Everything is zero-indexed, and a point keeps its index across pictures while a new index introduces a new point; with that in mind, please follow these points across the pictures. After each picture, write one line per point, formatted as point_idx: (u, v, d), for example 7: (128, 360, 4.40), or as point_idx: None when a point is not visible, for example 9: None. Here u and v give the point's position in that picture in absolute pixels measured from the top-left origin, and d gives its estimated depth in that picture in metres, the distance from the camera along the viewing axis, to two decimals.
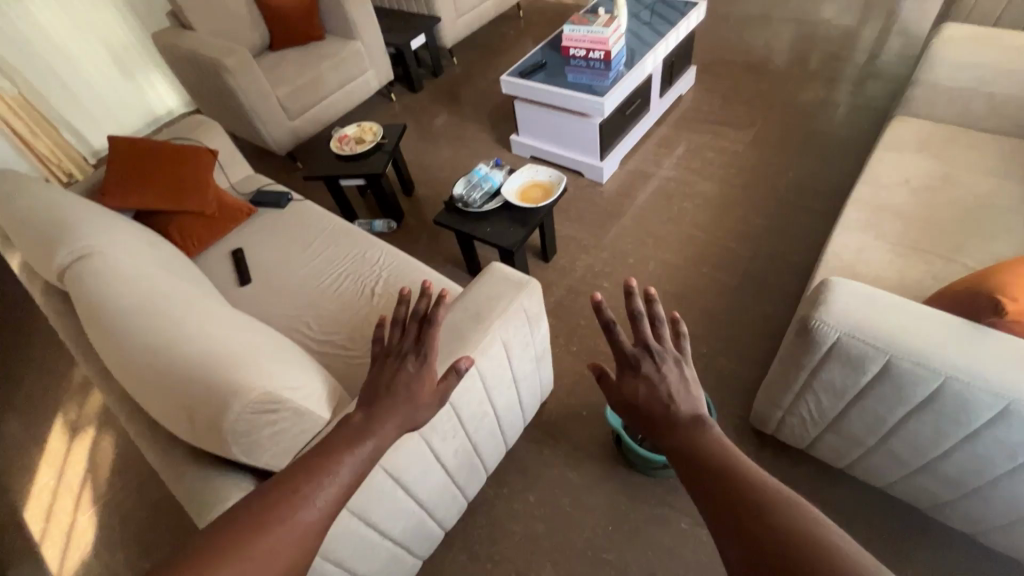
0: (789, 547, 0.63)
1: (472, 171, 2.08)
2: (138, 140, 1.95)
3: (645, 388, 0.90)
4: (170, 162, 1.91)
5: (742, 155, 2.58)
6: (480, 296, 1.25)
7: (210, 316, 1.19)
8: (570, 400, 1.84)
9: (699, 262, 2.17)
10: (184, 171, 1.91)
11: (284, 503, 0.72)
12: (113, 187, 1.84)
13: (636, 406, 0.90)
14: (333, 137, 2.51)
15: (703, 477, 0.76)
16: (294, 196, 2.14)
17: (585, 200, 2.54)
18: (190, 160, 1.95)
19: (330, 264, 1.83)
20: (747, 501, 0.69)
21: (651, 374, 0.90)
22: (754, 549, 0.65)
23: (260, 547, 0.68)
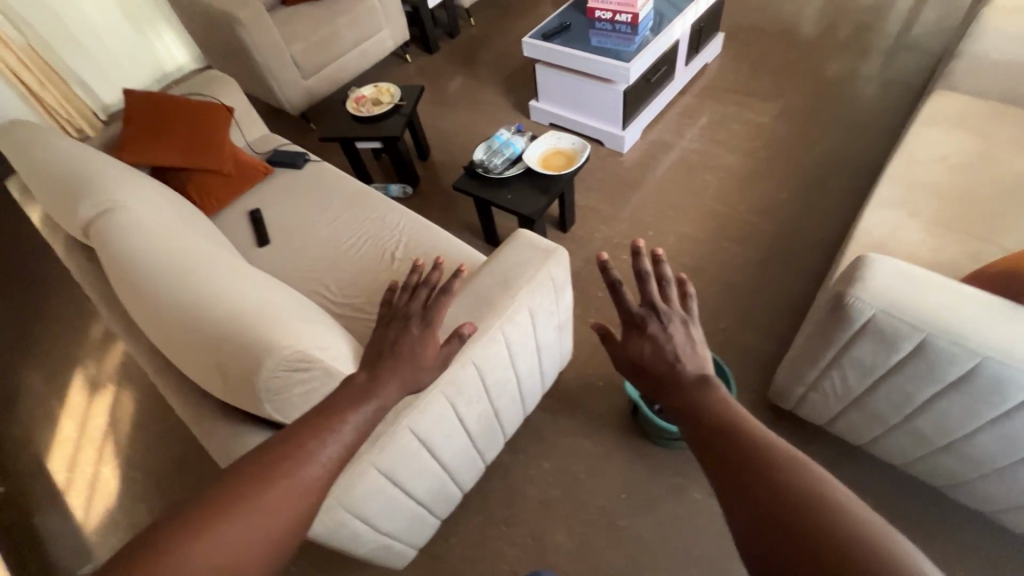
0: (791, 504, 0.62)
1: (494, 136, 2.04)
2: (154, 96, 1.91)
3: (649, 346, 0.90)
4: (186, 119, 1.88)
5: (768, 127, 2.51)
6: (506, 262, 1.23)
7: (237, 274, 1.18)
8: (586, 370, 1.85)
9: (721, 237, 2.14)
10: (200, 128, 1.88)
11: (290, 455, 0.72)
12: (130, 143, 1.82)
13: (642, 366, 0.89)
14: (350, 98, 2.45)
15: (707, 435, 0.75)
16: (311, 156, 2.10)
17: (604, 170, 2.49)
18: (205, 118, 1.91)
19: (349, 227, 1.81)
20: (750, 460, 0.68)
21: (656, 333, 0.90)
22: (753, 503, 0.64)
23: (264, 500, 0.69)
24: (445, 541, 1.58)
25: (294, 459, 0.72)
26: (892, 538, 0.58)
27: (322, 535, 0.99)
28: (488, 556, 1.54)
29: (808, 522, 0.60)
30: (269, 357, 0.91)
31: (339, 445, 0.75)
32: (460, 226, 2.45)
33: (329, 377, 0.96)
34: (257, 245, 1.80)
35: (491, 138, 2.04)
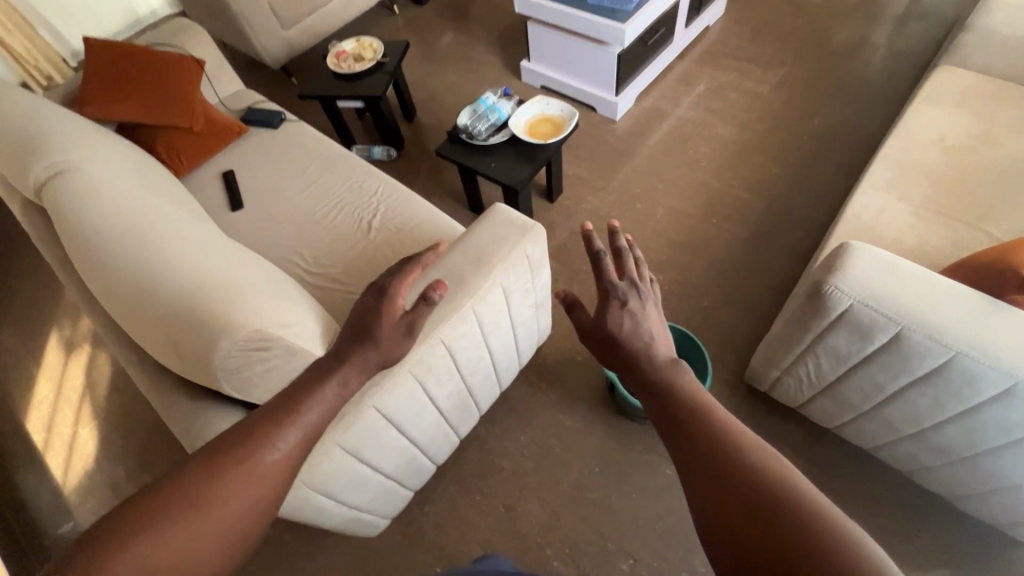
0: (778, 505, 0.58)
1: (478, 101, 1.95)
2: (117, 45, 1.80)
3: (624, 323, 0.87)
4: (150, 73, 1.77)
5: (767, 97, 2.42)
6: (481, 238, 1.19)
7: (198, 244, 1.14)
8: (566, 346, 1.84)
9: (711, 211, 2.09)
10: (167, 83, 1.78)
11: (244, 442, 0.66)
12: (93, 96, 1.71)
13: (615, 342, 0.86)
14: (330, 52, 2.33)
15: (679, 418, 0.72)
16: (289, 114, 2.01)
17: (596, 138, 2.41)
18: (172, 71, 1.80)
19: (325, 192, 1.74)
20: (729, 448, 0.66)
21: (632, 309, 0.87)
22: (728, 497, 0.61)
23: (217, 492, 0.63)
24: (419, 509, 1.61)
25: (252, 447, 0.66)
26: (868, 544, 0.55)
27: (285, 512, 0.99)
28: (462, 525, 1.57)
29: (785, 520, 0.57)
30: (228, 339, 0.89)
31: (301, 432, 0.70)
32: (446, 194, 2.38)
33: (290, 356, 0.94)
34: (229, 209, 1.74)
35: (476, 103, 1.95)
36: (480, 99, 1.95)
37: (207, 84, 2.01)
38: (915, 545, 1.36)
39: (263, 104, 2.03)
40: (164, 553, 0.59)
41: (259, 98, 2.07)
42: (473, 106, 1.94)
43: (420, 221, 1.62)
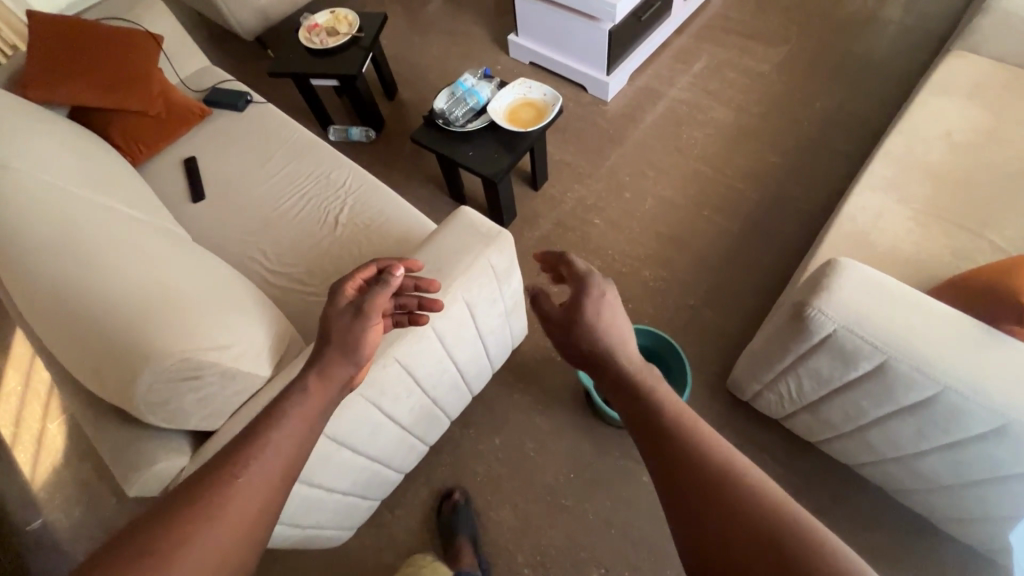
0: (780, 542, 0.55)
1: (456, 83, 1.82)
2: (63, 18, 1.66)
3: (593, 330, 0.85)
4: (98, 50, 1.64)
5: (768, 77, 2.27)
6: (443, 244, 1.11)
7: (131, 249, 1.05)
8: (545, 345, 1.77)
9: (702, 202, 1.98)
10: (116, 60, 1.65)
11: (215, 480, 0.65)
12: (37, 75, 1.59)
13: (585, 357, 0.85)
14: (302, 25, 2.17)
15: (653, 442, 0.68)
16: (254, 94, 1.89)
17: (585, 121, 2.28)
18: (122, 48, 1.67)
19: (290, 183, 1.64)
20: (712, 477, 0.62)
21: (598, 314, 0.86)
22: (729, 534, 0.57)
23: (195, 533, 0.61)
24: (390, 513, 1.57)
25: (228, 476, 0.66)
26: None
27: None
28: (432, 529, 1.54)
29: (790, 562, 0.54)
30: (151, 373, 0.83)
31: (270, 454, 0.69)
32: (424, 173, 2.25)
33: (224, 381, 0.91)
34: (189, 201, 1.65)
35: (453, 85, 1.82)
36: (459, 81, 1.83)
37: (166, 61, 1.88)
38: (892, 562, 1.32)
39: (226, 82, 1.91)
40: None
41: (225, 76, 1.95)
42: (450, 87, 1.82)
43: (388, 217, 1.52)
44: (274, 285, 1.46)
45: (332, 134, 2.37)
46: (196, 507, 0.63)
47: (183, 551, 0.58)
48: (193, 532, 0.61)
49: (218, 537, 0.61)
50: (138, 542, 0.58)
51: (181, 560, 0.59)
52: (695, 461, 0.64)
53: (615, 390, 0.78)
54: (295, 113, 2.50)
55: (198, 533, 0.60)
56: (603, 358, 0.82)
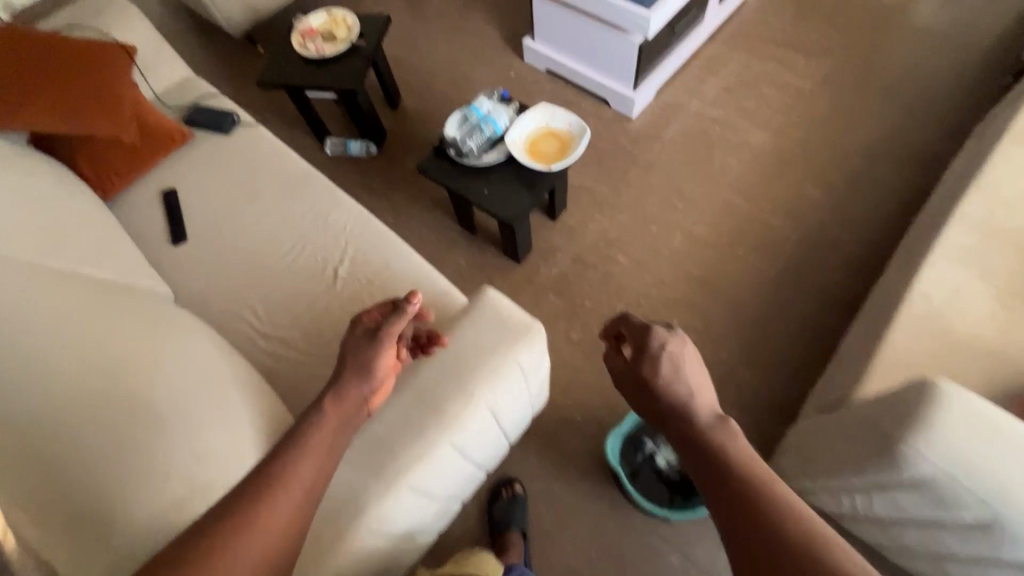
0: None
1: (469, 107, 1.62)
2: (14, 28, 1.43)
3: (671, 383, 0.84)
4: (59, 67, 1.41)
5: (808, 95, 2.07)
6: (471, 343, 0.96)
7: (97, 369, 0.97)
8: (564, 401, 1.63)
9: (736, 239, 1.81)
10: (81, 79, 1.42)
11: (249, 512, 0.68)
12: None
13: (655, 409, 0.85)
14: (295, 29, 1.92)
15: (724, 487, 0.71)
16: (242, 112, 1.68)
17: (607, 139, 2.08)
18: (89, 64, 1.45)
19: (283, 225, 1.45)
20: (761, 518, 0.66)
21: (677, 368, 0.85)
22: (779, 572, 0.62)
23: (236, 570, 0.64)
24: None
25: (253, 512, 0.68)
26: None
27: None
28: None
29: None
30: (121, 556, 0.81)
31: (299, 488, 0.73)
32: (430, 195, 2.05)
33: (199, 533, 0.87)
34: (167, 242, 1.46)
35: (467, 110, 1.62)
36: (473, 105, 1.62)
37: (141, 73, 1.66)
38: None
39: (210, 98, 1.69)
40: None
41: (209, 89, 1.73)
42: (463, 113, 1.62)
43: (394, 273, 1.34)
44: (265, 350, 1.29)
45: (329, 147, 2.17)
46: (223, 543, 0.65)
47: None
48: (219, 571, 0.63)
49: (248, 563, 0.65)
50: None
51: None
52: (753, 506, 0.67)
53: (681, 442, 0.79)
54: (288, 120, 2.28)
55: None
56: (679, 411, 0.81)
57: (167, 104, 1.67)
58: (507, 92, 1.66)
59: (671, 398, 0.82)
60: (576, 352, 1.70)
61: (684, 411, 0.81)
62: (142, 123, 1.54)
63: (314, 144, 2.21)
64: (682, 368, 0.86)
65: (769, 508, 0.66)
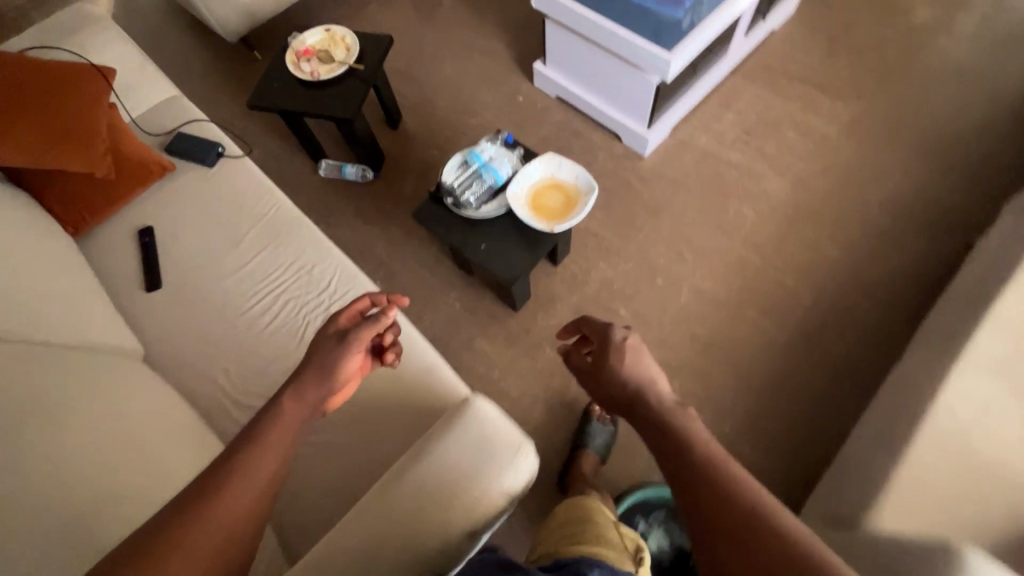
0: (734, 515, 0.69)
1: (470, 152, 1.51)
2: None
3: (631, 373, 0.96)
4: (31, 96, 1.31)
5: (834, 142, 1.95)
6: (464, 456, 0.94)
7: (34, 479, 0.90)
8: (555, 468, 1.55)
9: (747, 300, 1.71)
10: (54, 110, 1.32)
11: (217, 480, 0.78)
12: None
13: (622, 398, 0.95)
14: (290, 47, 1.79)
15: (665, 449, 0.82)
16: (228, 143, 1.57)
17: (617, 179, 1.96)
18: (63, 92, 1.35)
19: (264, 276, 1.36)
20: (686, 468, 0.77)
21: (635, 358, 0.99)
22: (701, 507, 0.72)
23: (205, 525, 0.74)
24: None
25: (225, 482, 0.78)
26: (798, 530, 0.66)
27: None
28: None
29: (741, 527, 0.68)
30: None
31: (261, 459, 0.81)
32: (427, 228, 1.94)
33: None
34: (140, 289, 1.37)
35: (467, 154, 1.51)
36: (474, 150, 1.51)
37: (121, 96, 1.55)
38: None
39: (195, 125, 1.59)
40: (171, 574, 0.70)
41: (195, 114, 1.63)
42: (463, 158, 1.51)
43: None
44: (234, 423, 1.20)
45: (324, 170, 2.06)
46: (198, 506, 0.76)
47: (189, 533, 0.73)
48: (193, 529, 0.74)
49: (214, 520, 0.75)
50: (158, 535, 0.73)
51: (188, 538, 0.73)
52: (681, 454, 0.79)
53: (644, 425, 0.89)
54: (283, 137, 2.17)
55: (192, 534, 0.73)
56: (637, 398, 0.93)
57: (149, 129, 1.56)
58: (512, 135, 1.55)
59: (631, 385, 0.95)
60: (570, 413, 1.62)
61: (644, 397, 0.92)
62: (122, 155, 1.43)
63: (309, 165, 2.10)
64: (639, 360, 0.98)
65: (716, 478, 0.74)
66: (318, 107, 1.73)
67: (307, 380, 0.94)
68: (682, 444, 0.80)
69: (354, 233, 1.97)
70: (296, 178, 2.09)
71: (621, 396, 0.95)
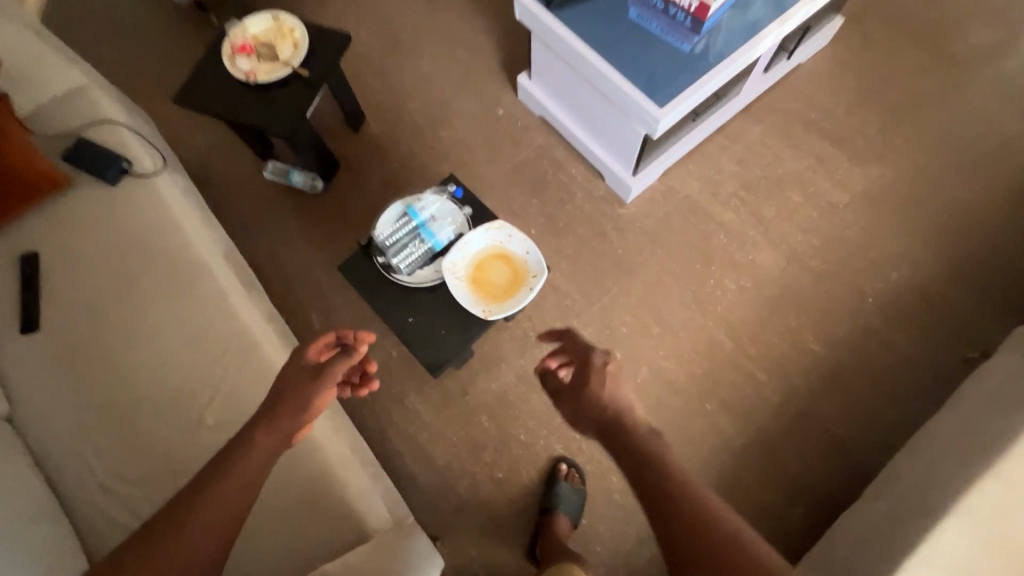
0: (718, 556, 0.87)
1: (410, 205, 1.30)
2: None
3: (610, 398, 1.06)
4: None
5: (840, 214, 1.72)
6: None
7: None
8: (470, 552, 1.45)
9: (709, 391, 1.55)
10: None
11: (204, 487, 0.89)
12: None
13: (601, 422, 1.05)
14: (229, 38, 1.54)
15: (652, 485, 0.95)
16: (137, 156, 1.36)
17: (592, 226, 1.75)
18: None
19: (160, 330, 1.21)
20: (687, 512, 0.91)
21: (609, 383, 1.07)
22: (700, 555, 0.87)
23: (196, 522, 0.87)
24: None
25: (200, 502, 0.88)
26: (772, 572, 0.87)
27: None
28: None
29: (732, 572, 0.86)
30: None
31: (237, 476, 0.90)
32: None
33: None
34: (14, 332, 1.21)
35: (406, 207, 1.30)
36: (415, 203, 1.31)
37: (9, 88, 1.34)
38: None
39: (102, 129, 1.38)
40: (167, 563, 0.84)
41: (104, 113, 1.40)
42: (402, 210, 1.30)
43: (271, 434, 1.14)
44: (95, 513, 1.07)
45: (269, 173, 1.83)
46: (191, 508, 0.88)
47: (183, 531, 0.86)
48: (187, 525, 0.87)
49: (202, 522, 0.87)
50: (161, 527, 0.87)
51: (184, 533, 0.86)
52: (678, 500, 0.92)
53: (624, 452, 1.00)
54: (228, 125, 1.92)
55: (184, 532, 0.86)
56: (616, 422, 1.04)
57: (48, 130, 1.36)
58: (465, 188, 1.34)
59: (609, 411, 1.05)
60: (497, 493, 1.50)
61: (623, 425, 1.03)
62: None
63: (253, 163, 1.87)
64: (615, 386, 1.07)
65: (697, 509, 0.91)
66: (252, 114, 1.49)
67: (278, 415, 0.95)
68: (662, 478, 0.95)
69: (295, 253, 1.78)
70: (237, 178, 1.86)
71: (601, 421, 1.05)
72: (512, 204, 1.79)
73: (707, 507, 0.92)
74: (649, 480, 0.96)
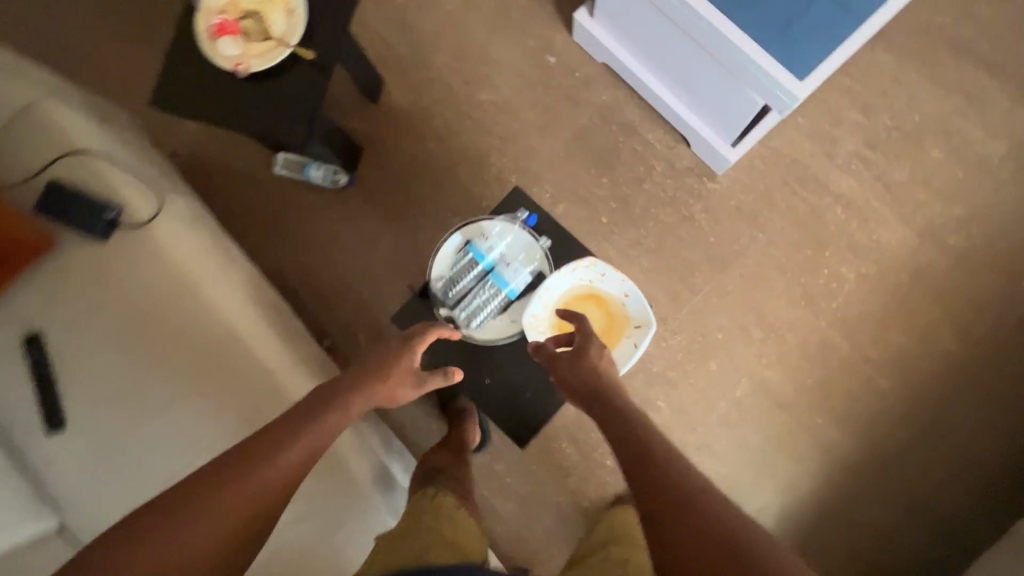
0: (718, 510, 0.69)
1: (473, 244, 1.04)
2: None
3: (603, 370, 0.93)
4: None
5: (992, 173, 1.37)
6: None
7: None
8: None
9: (821, 401, 1.35)
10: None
11: (252, 462, 0.82)
12: None
13: (590, 395, 0.91)
14: (212, 14, 1.17)
15: (638, 450, 0.80)
16: (124, 199, 1.11)
17: (675, 207, 1.43)
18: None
19: (199, 422, 1.04)
20: (673, 468, 0.75)
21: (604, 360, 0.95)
22: (670, 505, 0.69)
23: (223, 499, 0.79)
24: None
25: (256, 470, 0.82)
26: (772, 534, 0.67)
27: None
28: None
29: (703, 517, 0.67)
30: None
31: (294, 462, 0.85)
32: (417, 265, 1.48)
33: None
34: (40, 429, 1.05)
35: (469, 246, 1.05)
36: (479, 239, 1.05)
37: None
38: None
39: (75, 166, 1.11)
40: (170, 537, 0.75)
41: (74, 140, 1.12)
42: (463, 250, 1.05)
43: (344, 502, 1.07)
44: None
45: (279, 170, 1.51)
46: (225, 482, 0.80)
47: (209, 508, 0.78)
48: (214, 504, 0.78)
49: (235, 503, 0.79)
50: (188, 494, 0.79)
51: (206, 510, 0.78)
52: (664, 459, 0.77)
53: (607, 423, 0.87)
54: None
55: (208, 509, 0.78)
56: (605, 391, 0.90)
57: (17, 173, 1.11)
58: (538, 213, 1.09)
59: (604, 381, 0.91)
60: (584, 523, 1.39)
61: (614, 396, 0.90)
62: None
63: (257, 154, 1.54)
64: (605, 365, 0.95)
65: (694, 476, 0.74)
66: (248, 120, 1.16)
67: (354, 401, 0.93)
68: (651, 443, 0.80)
69: (325, 264, 1.51)
70: (241, 173, 1.54)
71: (590, 390, 0.91)
72: (577, 186, 1.47)
73: (696, 474, 0.75)
74: (637, 440, 0.81)
